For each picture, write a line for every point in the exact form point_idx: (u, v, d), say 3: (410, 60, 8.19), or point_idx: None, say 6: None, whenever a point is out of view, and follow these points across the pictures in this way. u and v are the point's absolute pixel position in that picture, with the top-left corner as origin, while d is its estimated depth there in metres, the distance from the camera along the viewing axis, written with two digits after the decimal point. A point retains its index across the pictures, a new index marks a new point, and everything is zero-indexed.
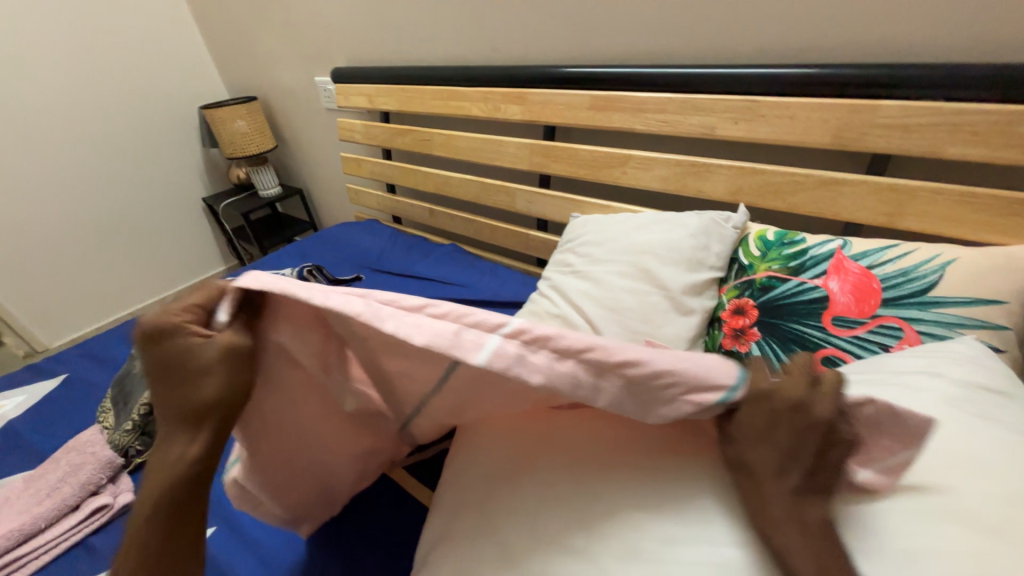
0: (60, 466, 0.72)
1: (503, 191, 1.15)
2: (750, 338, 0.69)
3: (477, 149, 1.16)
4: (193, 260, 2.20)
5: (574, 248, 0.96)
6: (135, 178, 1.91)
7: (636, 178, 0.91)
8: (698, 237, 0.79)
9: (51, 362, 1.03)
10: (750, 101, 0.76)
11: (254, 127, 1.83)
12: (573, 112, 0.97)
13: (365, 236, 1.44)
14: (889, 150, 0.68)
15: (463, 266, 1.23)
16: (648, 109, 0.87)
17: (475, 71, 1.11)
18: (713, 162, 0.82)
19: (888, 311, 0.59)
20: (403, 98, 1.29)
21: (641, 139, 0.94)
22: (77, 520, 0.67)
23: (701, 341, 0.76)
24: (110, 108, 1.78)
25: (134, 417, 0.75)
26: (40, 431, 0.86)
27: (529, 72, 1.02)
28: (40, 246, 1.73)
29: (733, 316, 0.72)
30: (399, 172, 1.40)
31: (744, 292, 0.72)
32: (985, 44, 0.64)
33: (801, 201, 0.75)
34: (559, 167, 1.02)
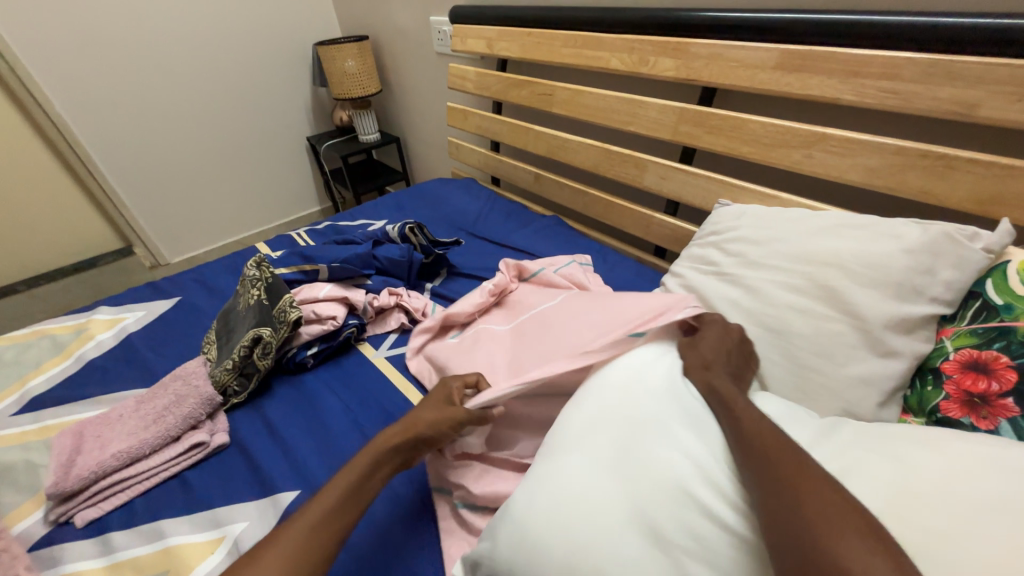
0: (166, 393, 0.72)
1: (631, 162, 0.98)
2: (999, 410, 0.49)
3: (605, 109, 1.00)
4: (293, 198, 2.28)
5: (719, 242, 0.78)
6: (251, 111, 1.97)
7: (825, 165, 0.71)
8: (920, 256, 0.58)
9: (168, 283, 1.07)
10: None
11: (362, 67, 1.78)
12: (750, 71, 0.76)
13: (462, 195, 1.35)
14: None
15: (567, 243, 1.10)
16: (869, 73, 0.65)
17: (623, 13, 0.93)
18: (961, 155, 0.59)
19: None
20: (527, 44, 1.14)
21: (839, 113, 0.72)
22: (177, 452, 0.67)
23: (900, 395, 0.57)
24: (233, 36, 1.81)
25: (234, 357, 0.74)
26: (155, 349, 0.90)
27: (695, 16, 0.82)
28: (166, 166, 1.86)
29: (967, 372, 0.53)
30: (508, 129, 1.27)
31: (993, 343, 0.52)
32: None
33: None
34: (713, 140, 0.83)
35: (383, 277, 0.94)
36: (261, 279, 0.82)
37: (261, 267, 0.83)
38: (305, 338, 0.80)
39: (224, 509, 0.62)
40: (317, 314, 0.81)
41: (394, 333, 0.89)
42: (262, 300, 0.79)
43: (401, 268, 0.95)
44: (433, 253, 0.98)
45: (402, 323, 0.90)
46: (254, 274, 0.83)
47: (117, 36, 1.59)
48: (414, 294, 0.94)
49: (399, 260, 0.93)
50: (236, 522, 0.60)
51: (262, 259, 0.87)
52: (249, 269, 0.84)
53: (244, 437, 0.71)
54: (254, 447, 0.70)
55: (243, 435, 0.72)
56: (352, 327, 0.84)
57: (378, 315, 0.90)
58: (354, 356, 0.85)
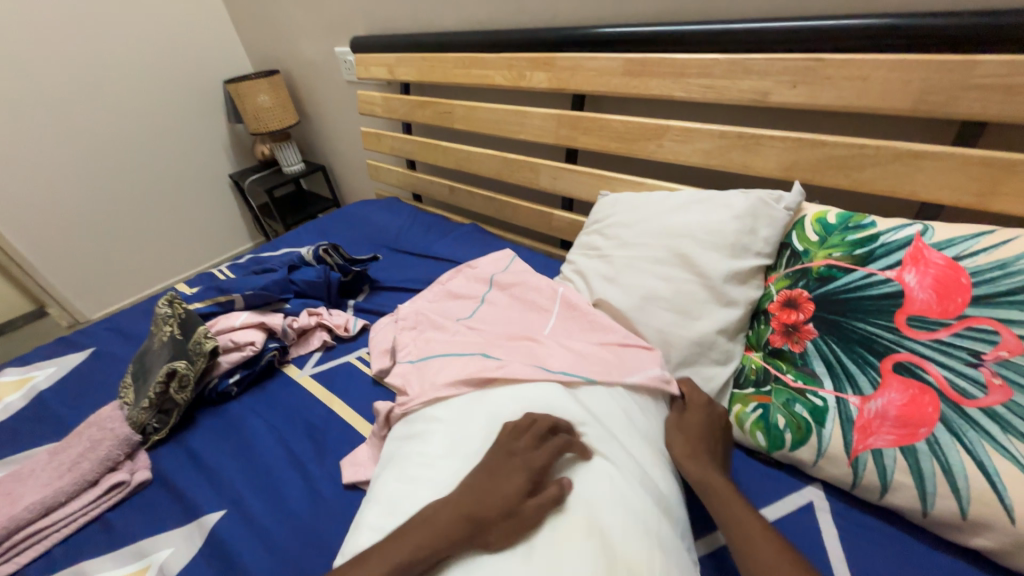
0: (80, 440, 0.72)
1: (526, 166, 1.08)
2: (805, 336, 0.61)
3: (499, 122, 1.09)
4: (221, 237, 2.23)
5: (600, 229, 0.88)
6: (166, 155, 1.93)
7: (674, 152, 0.82)
8: (744, 220, 0.70)
9: (81, 335, 1.05)
10: (813, 61, 0.66)
11: (276, 101, 1.80)
12: (605, 77, 0.88)
13: (384, 213, 1.40)
14: (986, 117, 0.57)
15: (483, 246, 1.18)
16: (691, 73, 0.77)
17: (499, 35, 1.03)
18: (765, 134, 0.72)
19: (980, 311, 0.50)
20: (423, 67, 1.22)
21: (679, 108, 0.85)
22: (96, 495, 0.67)
23: (742, 336, 0.68)
24: (136, 82, 1.78)
25: (150, 394, 0.75)
26: (70, 403, 0.88)
27: (556, 35, 0.93)
28: (78, 221, 1.78)
29: (784, 309, 0.64)
30: (418, 147, 1.35)
31: (797, 282, 0.64)
32: None
33: (868, 179, 0.65)
34: (587, 139, 0.94)
35: (302, 300, 0.98)
36: (175, 316, 0.83)
37: (173, 305, 0.84)
38: (225, 367, 0.82)
39: (148, 539, 0.63)
40: (235, 341, 0.84)
41: (318, 351, 0.93)
42: (176, 335, 0.80)
43: (319, 289, 0.99)
44: (351, 271, 1.03)
45: (325, 340, 0.93)
46: (166, 312, 0.84)
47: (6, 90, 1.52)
48: (336, 312, 0.98)
49: (316, 281, 0.98)
50: (160, 550, 0.62)
51: (174, 296, 0.88)
52: (161, 307, 0.85)
53: (167, 471, 0.73)
54: (178, 478, 0.71)
55: (166, 469, 0.73)
56: (272, 350, 0.86)
57: (300, 336, 0.93)
58: (279, 378, 0.88)
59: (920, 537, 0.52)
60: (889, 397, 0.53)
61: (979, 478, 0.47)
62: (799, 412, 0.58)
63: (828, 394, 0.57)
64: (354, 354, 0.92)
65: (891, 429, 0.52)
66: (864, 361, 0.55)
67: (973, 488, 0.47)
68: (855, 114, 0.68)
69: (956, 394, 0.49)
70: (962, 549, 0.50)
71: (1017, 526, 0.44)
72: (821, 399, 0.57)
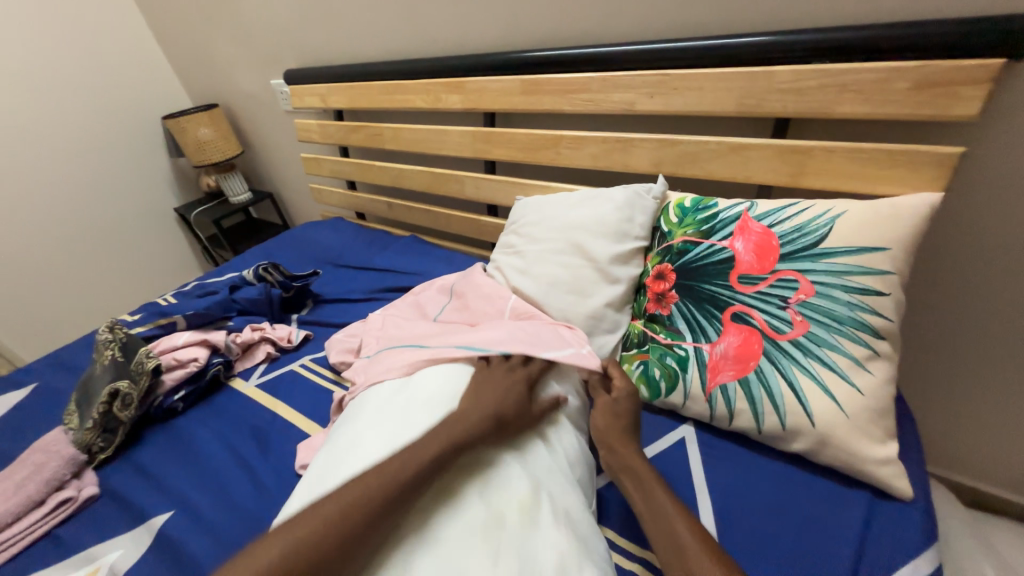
0: (24, 465, 0.75)
1: (452, 179, 1.19)
2: (670, 300, 0.73)
3: (424, 140, 1.19)
4: (170, 270, 2.22)
5: (515, 229, 0.99)
6: (107, 193, 1.92)
7: (569, 158, 0.95)
8: (623, 210, 0.82)
9: (22, 373, 1.06)
10: (662, 75, 0.80)
11: (218, 133, 1.85)
12: (507, 96, 1.00)
13: (328, 233, 1.47)
14: (788, 114, 0.71)
15: (421, 255, 1.27)
16: (574, 89, 0.90)
17: (416, 64, 1.15)
18: (635, 137, 0.85)
19: (786, 265, 0.64)
20: (352, 95, 1.32)
21: (571, 119, 0.98)
22: (43, 513, 0.70)
23: (629, 307, 0.80)
24: (71, 123, 1.78)
25: (94, 415, 0.79)
26: (13, 437, 0.90)
27: (463, 62, 1.05)
28: (14, 265, 1.74)
29: (655, 281, 0.76)
30: (356, 169, 1.43)
31: (664, 257, 0.76)
32: (858, 10, 0.69)
33: (715, 168, 0.79)
34: (499, 151, 1.06)
35: (245, 317, 1.04)
36: (115, 340, 0.87)
37: (113, 330, 0.88)
38: (169, 384, 0.88)
39: (98, 546, 0.68)
40: (178, 359, 0.89)
41: (263, 362, 0.98)
42: (117, 358, 0.84)
43: (261, 305, 1.05)
44: (292, 287, 1.09)
45: (270, 352, 0.99)
46: (106, 337, 0.88)
47: None
48: (279, 326, 1.05)
49: (258, 298, 1.04)
50: (110, 553, 0.66)
51: (115, 323, 0.92)
52: (101, 333, 0.89)
53: (115, 485, 0.77)
54: (127, 490, 0.76)
55: (114, 484, 0.77)
56: (217, 364, 0.92)
57: (245, 351, 0.99)
58: (225, 391, 0.93)
59: (762, 452, 0.64)
60: (729, 341, 0.65)
61: (790, 394, 0.59)
62: (669, 363, 0.70)
63: (689, 345, 0.68)
64: (298, 362, 0.98)
65: (731, 366, 0.64)
66: (711, 315, 0.67)
67: (788, 404, 0.59)
68: (702, 117, 0.82)
69: (773, 331, 0.62)
70: (796, 459, 0.62)
71: (815, 426, 0.57)
72: (684, 350, 0.69)
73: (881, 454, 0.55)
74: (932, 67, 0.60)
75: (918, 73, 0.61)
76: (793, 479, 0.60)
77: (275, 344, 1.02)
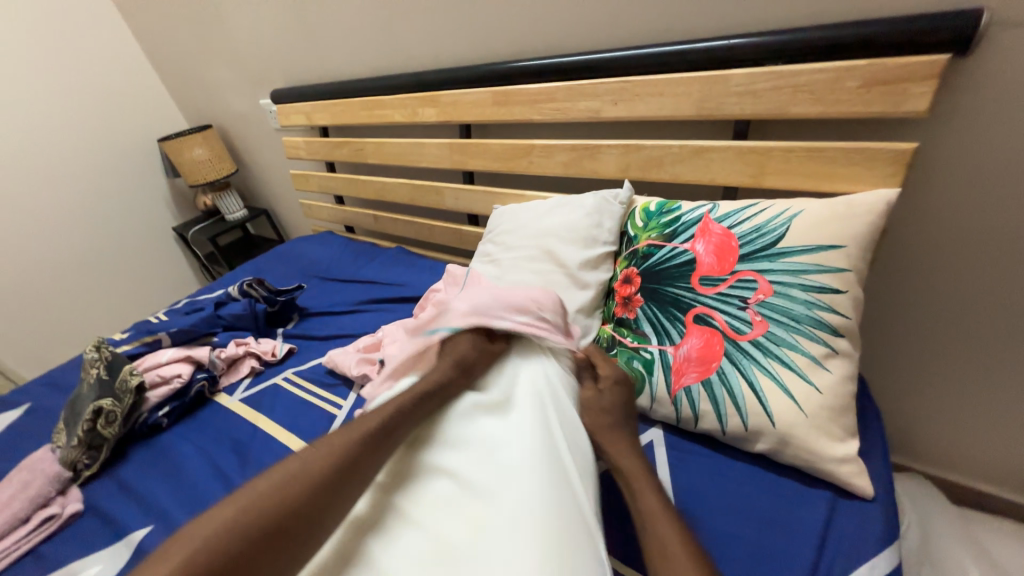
0: (11, 483, 0.77)
1: (433, 190, 1.20)
2: (636, 304, 0.73)
3: (403, 153, 1.21)
4: (169, 288, 2.26)
5: (492, 238, 1.00)
6: (105, 214, 1.97)
7: (541, 166, 0.96)
8: (592, 216, 0.83)
9: (17, 393, 1.09)
10: (624, 82, 0.81)
11: (211, 153, 1.89)
12: (479, 108, 1.02)
13: (316, 247, 1.50)
14: (746, 116, 0.72)
15: (406, 266, 1.28)
16: (542, 99, 0.92)
17: (393, 80, 1.17)
18: (602, 143, 0.86)
19: (744, 266, 0.64)
20: (335, 112, 1.35)
21: (543, 128, 0.99)
22: (28, 529, 0.72)
23: (599, 312, 0.80)
24: (70, 148, 1.84)
25: (79, 433, 0.81)
26: (4, 456, 0.92)
27: (437, 76, 1.07)
28: (16, 288, 1.79)
29: (623, 285, 0.77)
30: (342, 183, 1.46)
31: (631, 262, 0.77)
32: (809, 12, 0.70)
33: (680, 172, 0.80)
34: (475, 162, 1.07)
35: (230, 332, 1.06)
36: (101, 359, 0.90)
37: (99, 349, 0.91)
38: (154, 400, 0.89)
39: (79, 561, 0.69)
40: (162, 376, 0.92)
41: (247, 377, 1.00)
42: (102, 376, 0.87)
43: (246, 321, 1.07)
44: (276, 301, 1.12)
45: (254, 366, 1.01)
46: (92, 356, 0.90)
47: None
48: (264, 340, 1.06)
49: (242, 313, 1.06)
50: (89, 568, 0.68)
51: (102, 341, 0.95)
52: (87, 352, 0.91)
53: (98, 501, 0.78)
54: (109, 506, 0.77)
55: (97, 500, 0.78)
56: (201, 379, 0.93)
57: (230, 366, 1.01)
58: (209, 406, 0.94)
59: (728, 453, 0.63)
60: (692, 343, 0.65)
61: (750, 394, 0.60)
62: (636, 366, 0.70)
63: (654, 348, 0.69)
64: (280, 376, 1.00)
65: (694, 368, 0.64)
66: (675, 318, 0.68)
67: (748, 404, 0.59)
68: (666, 122, 0.83)
69: (733, 332, 0.62)
70: (762, 459, 0.62)
71: (775, 426, 0.57)
72: (650, 353, 0.69)
73: (840, 452, 0.55)
74: (879, 65, 0.61)
75: (867, 71, 0.62)
76: (757, 479, 0.60)
77: (259, 358, 1.03)
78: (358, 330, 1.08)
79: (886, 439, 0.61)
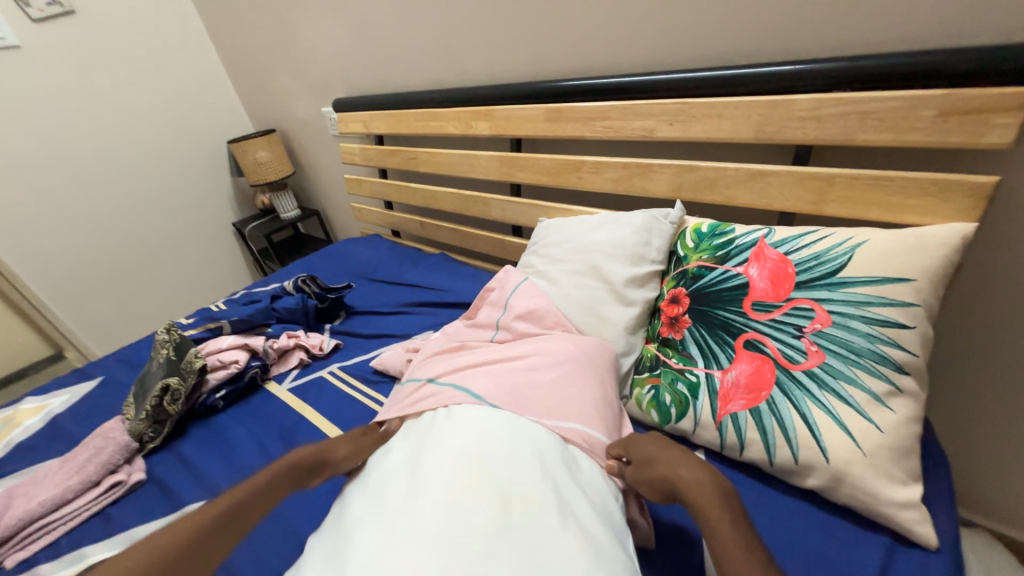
0: (87, 448, 0.85)
1: (480, 201, 1.24)
2: (683, 325, 0.73)
3: (454, 164, 1.26)
4: (224, 279, 2.41)
5: (535, 250, 1.02)
6: (175, 207, 2.14)
7: (590, 182, 0.97)
8: (640, 234, 0.83)
9: (92, 366, 1.19)
10: (681, 104, 0.81)
11: (273, 155, 2.02)
12: (532, 123, 1.05)
13: (364, 249, 1.57)
14: (808, 141, 0.71)
15: (448, 272, 1.32)
16: (595, 117, 0.93)
17: (449, 94, 1.22)
18: (654, 163, 0.87)
19: (801, 293, 0.63)
20: (392, 122, 1.42)
21: (594, 145, 1.01)
22: (97, 493, 0.79)
23: (643, 331, 0.80)
24: (151, 146, 2.01)
25: (147, 407, 0.87)
26: (79, 422, 1.01)
27: (492, 91, 1.11)
28: (95, 270, 1.96)
29: (669, 305, 0.76)
30: (392, 189, 1.53)
31: (679, 282, 0.76)
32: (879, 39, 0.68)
33: (734, 195, 0.79)
34: (524, 175, 1.10)
35: (283, 325, 1.12)
36: (171, 341, 0.97)
37: (170, 331, 0.98)
38: (213, 383, 0.96)
39: (140, 527, 0.74)
40: (222, 361, 0.98)
41: (295, 368, 1.05)
42: (171, 357, 0.94)
43: (298, 315, 1.13)
44: (327, 298, 1.17)
45: (303, 359, 1.06)
46: (164, 337, 0.98)
47: (36, 157, 1.74)
48: (313, 334, 1.12)
49: (295, 307, 1.13)
50: (149, 534, 0.73)
51: (172, 325, 1.02)
52: (160, 333, 0.99)
53: (159, 472, 0.84)
54: (168, 477, 0.83)
55: (159, 471, 0.84)
56: (254, 367, 0.99)
57: (280, 357, 1.07)
58: (260, 393, 1.00)
59: (774, 485, 0.61)
60: (741, 368, 0.64)
61: (802, 427, 0.57)
62: (680, 389, 0.69)
63: (700, 371, 0.68)
64: (327, 369, 1.04)
65: (742, 395, 0.63)
66: (724, 342, 0.67)
67: (800, 437, 0.57)
68: (721, 143, 0.83)
69: (786, 361, 0.61)
70: (812, 496, 0.59)
71: (830, 462, 0.55)
72: (695, 376, 0.68)
73: (901, 496, 0.52)
74: (960, 94, 0.59)
75: (944, 100, 0.60)
76: (806, 517, 0.57)
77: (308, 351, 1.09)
78: (402, 331, 1.12)
79: (952, 487, 0.57)
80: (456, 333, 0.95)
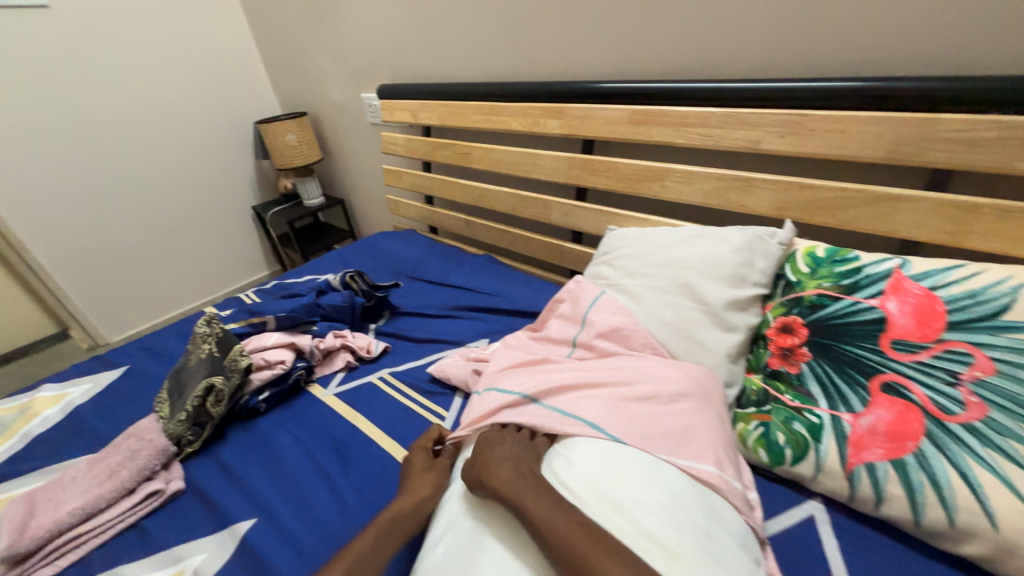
0: (120, 449, 0.76)
1: (539, 203, 1.17)
2: (800, 358, 0.66)
3: (513, 162, 1.19)
4: (239, 265, 2.32)
5: (608, 261, 0.95)
6: (195, 187, 2.05)
7: (677, 192, 0.91)
8: (742, 253, 0.76)
9: (116, 354, 1.11)
10: (797, 115, 0.75)
11: (303, 139, 1.93)
12: (611, 125, 0.98)
13: (402, 244, 1.49)
14: (951, 165, 0.65)
15: (498, 276, 1.25)
16: (689, 123, 0.87)
17: (514, 88, 1.15)
18: (758, 177, 0.80)
19: (953, 335, 0.56)
20: (444, 113, 1.34)
21: (679, 153, 0.94)
22: (134, 502, 0.71)
23: (744, 359, 0.73)
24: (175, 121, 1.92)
25: (188, 407, 0.80)
26: (105, 417, 0.93)
27: (566, 88, 1.04)
28: (108, 247, 1.87)
29: (780, 334, 0.70)
30: (437, 184, 1.45)
31: (792, 310, 0.70)
32: None
33: (852, 218, 0.73)
34: (596, 179, 1.03)
35: (327, 322, 1.04)
36: (213, 335, 0.89)
37: (211, 324, 0.90)
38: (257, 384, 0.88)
39: (182, 545, 0.67)
40: (267, 360, 0.90)
41: (341, 371, 0.98)
42: (213, 353, 0.86)
43: (344, 313, 1.06)
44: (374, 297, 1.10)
45: (349, 361, 0.99)
46: (205, 331, 0.90)
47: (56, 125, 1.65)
48: (359, 335, 1.04)
49: (341, 305, 1.05)
50: (194, 555, 0.65)
51: (212, 317, 0.95)
52: (200, 326, 0.91)
53: (198, 481, 0.77)
54: (208, 487, 0.75)
55: (198, 480, 0.77)
56: (300, 369, 0.92)
57: (325, 357, 0.99)
58: (304, 397, 0.92)
59: (913, 546, 0.55)
60: (879, 414, 0.58)
61: (963, 487, 0.51)
62: (797, 429, 0.63)
63: (823, 411, 0.61)
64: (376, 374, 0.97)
65: (880, 444, 0.56)
66: (855, 382, 0.60)
67: (960, 499, 0.51)
68: (836, 161, 0.76)
69: (940, 411, 0.54)
70: (962, 563, 0.53)
71: (1000, 532, 0.48)
72: (818, 416, 0.62)
73: None
74: None
75: None
76: None
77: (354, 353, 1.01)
78: (455, 338, 1.05)
79: None
80: (523, 345, 0.88)
